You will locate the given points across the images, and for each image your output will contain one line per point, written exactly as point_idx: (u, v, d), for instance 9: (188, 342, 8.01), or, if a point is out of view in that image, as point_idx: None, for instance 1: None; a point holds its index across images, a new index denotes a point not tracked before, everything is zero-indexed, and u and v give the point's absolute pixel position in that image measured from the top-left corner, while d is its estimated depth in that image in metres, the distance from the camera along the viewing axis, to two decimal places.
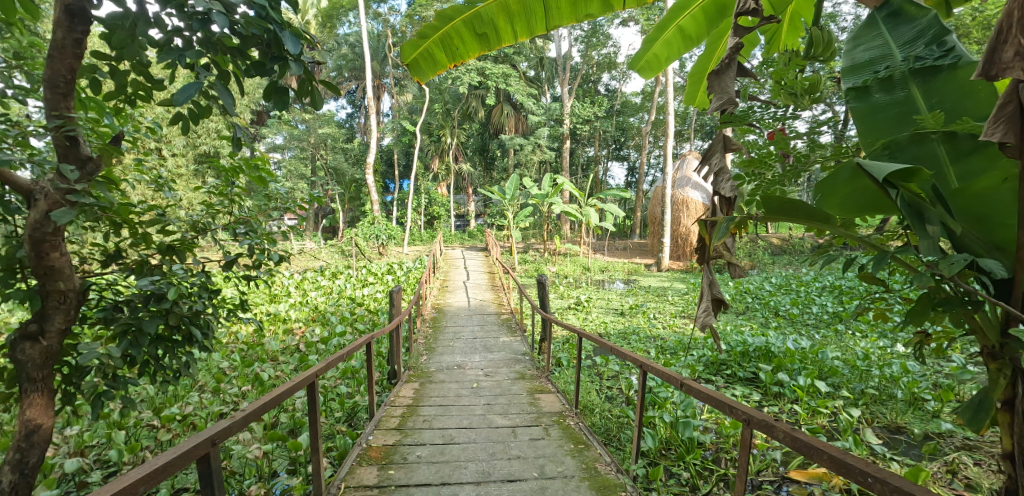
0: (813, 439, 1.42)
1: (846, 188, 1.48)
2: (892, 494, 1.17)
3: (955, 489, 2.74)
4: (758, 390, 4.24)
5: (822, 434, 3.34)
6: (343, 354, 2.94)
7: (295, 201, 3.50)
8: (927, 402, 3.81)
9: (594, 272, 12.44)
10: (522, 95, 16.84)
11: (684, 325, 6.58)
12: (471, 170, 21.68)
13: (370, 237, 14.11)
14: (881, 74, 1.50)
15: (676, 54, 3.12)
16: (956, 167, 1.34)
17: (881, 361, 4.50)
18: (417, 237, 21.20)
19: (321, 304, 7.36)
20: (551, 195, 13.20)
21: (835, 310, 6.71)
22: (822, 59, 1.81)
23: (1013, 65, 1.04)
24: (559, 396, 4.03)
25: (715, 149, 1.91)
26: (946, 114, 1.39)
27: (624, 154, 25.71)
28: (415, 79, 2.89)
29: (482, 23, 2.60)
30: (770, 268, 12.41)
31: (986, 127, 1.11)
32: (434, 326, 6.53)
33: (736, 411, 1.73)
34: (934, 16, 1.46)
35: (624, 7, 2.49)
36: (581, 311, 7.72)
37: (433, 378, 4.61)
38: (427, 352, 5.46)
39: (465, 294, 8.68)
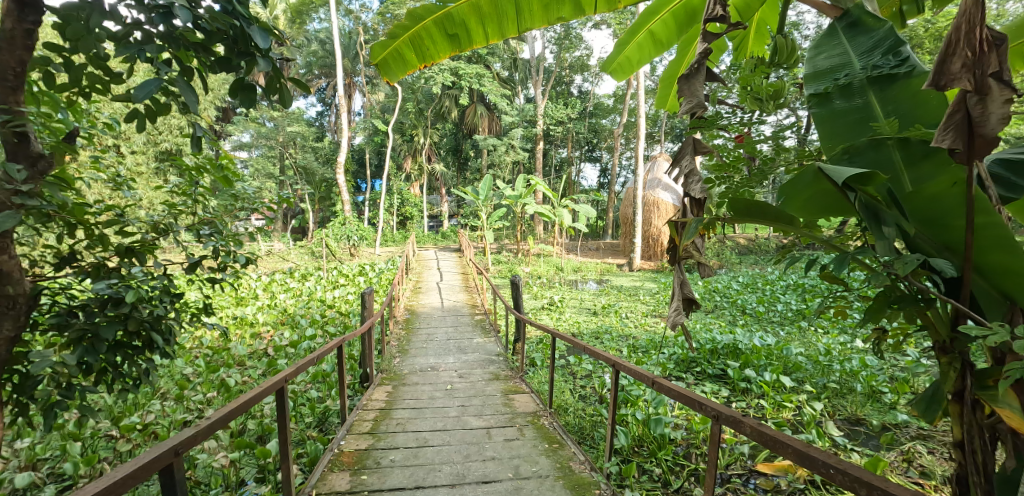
0: (777, 433, 1.46)
1: (809, 191, 1.54)
2: (851, 484, 1.22)
3: (910, 477, 2.88)
4: (726, 386, 4.36)
5: (787, 428, 3.46)
6: (314, 358, 2.88)
7: (262, 201, 3.41)
8: (884, 395, 3.99)
9: (567, 272, 12.55)
10: (495, 96, 16.85)
11: (655, 324, 6.71)
12: (444, 170, 21.57)
13: (341, 238, 13.87)
14: (841, 81, 1.56)
15: (647, 58, 3.18)
16: (909, 172, 1.41)
17: (841, 357, 4.69)
18: (390, 237, 20.95)
19: (291, 307, 7.19)
20: (524, 195, 13.25)
21: (798, 307, 6.95)
22: (785, 66, 1.88)
23: (961, 76, 1.11)
24: (533, 396, 4.04)
25: (686, 152, 1.88)
26: (901, 121, 1.45)
27: (596, 156, 26.03)
28: (384, 78, 2.89)
29: (453, 24, 2.59)
30: (737, 267, 12.78)
31: (936, 134, 1.17)
32: (407, 328, 6.46)
33: (705, 408, 1.77)
34: (890, 28, 1.53)
35: (595, 11, 2.51)
36: (554, 311, 7.77)
37: (406, 381, 4.56)
38: (400, 354, 5.40)
39: (439, 295, 8.62)
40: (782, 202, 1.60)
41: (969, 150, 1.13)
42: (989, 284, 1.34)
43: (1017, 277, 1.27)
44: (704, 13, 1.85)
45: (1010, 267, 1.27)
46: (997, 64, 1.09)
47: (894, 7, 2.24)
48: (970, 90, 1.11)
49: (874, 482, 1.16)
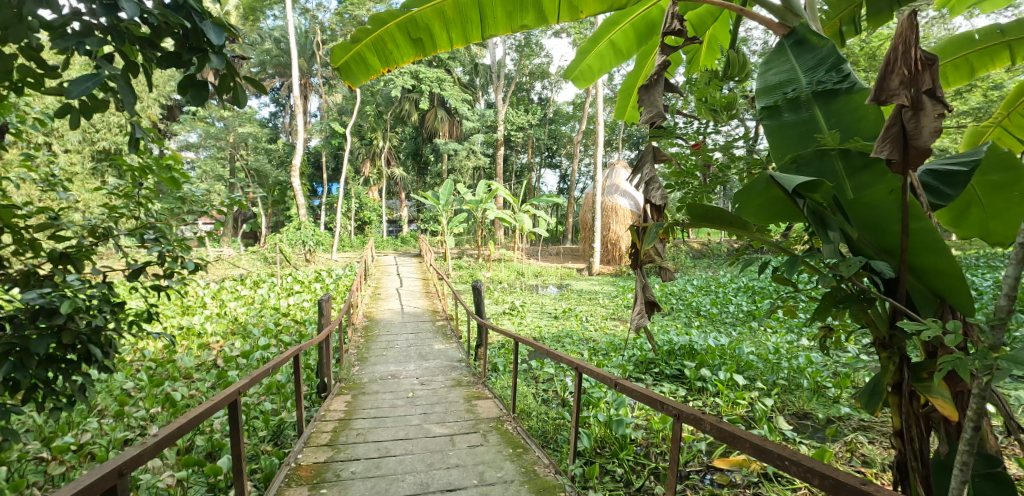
0: (735, 429, 1.52)
1: (762, 198, 1.62)
2: (805, 474, 1.28)
3: (854, 466, 3.07)
4: (683, 385, 4.50)
5: (741, 423, 3.62)
6: (269, 369, 2.77)
7: (212, 204, 3.24)
8: (828, 389, 4.23)
9: (528, 277, 12.62)
10: (456, 101, 16.81)
11: (615, 327, 6.85)
12: (403, 175, 21.28)
13: (296, 243, 13.40)
14: (789, 94, 1.66)
15: (607, 67, 3.26)
16: (851, 180, 1.51)
17: (789, 354, 4.94)
18: (348, 242, 20.43)
19: (242, 316, 6.87)
20: (485, 200, 13.24)
21: (749, 308, 7.28)
22: (737, 78, 1.97)
23: (898, 92, 1.20)
24: (496, 402, 4.03)
25: (646, 160, 1.92)
26: (842, 133, 1.56)
27: (556, 162, 26.35)
28: (345, 83, 2.84)
29: (416, 29, 2.57)
30: (691, 271, 13.24)
31: (875, 146, 1.26)
32: (367, 335, 6.31)
33: (666, 407, 1.82)
34: (833, 46, 1.63)
35: (557, 20, 2.53)
36: (516, 315, 7.79)
37: (366, 390, 4.45)
38: (359, 362, 5.26)
39: (399, 301, 8.46)
40: (737, 208, 1.68)
41: (904, 160, 1.22)
42: (921, 284, 1.45)
43: (945, 277, 1.39)
44: (662, 27, 1.92)
45: (940, 268, 1.38)
46: (929, 82, 1.19)
47: (837, 27, 2.51)
48: (904, 106, 1.21)
49: (825, 470, 1.23)
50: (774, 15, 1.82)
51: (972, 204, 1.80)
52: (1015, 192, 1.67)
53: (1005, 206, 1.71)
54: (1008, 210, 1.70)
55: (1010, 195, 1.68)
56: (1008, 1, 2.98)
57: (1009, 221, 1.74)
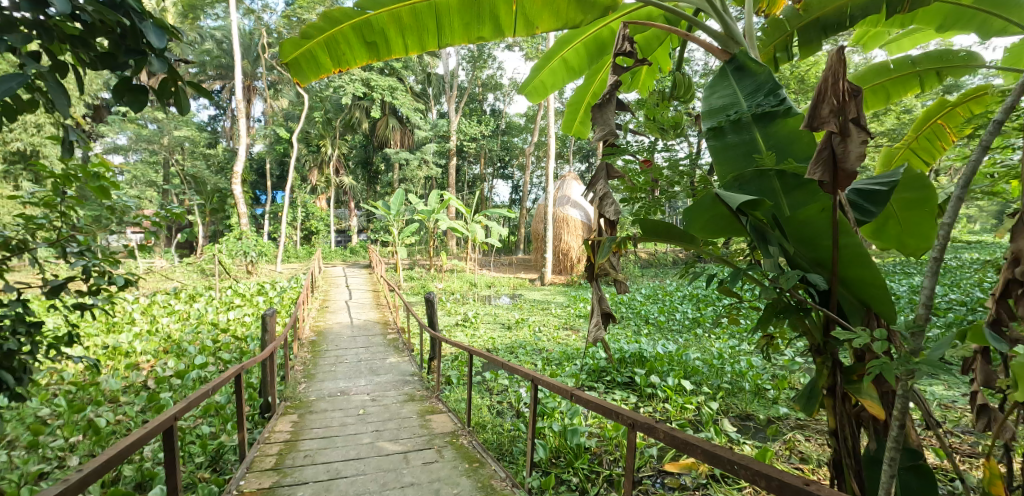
0: (687, 435, 1.57)
1: (708, 214, 1.71)
2: (752, 476, 1.33)
3: (793, 463, 3.25)
4: (634, 392, 4.61)
5: (689, 427, 3.76)
6: (208, 391, 2.62)
7: (144, 214, 3.03)
8: (768, 391, 4.47)
9: (481, 288, 12.56)
10: (409, 109, 16.62)
11: (567, 336, 6.93)
12: (353, 183, 20.74)
13: (237, 254, 12.72)
14: (732, 117, 1.76)
15: (558, 84, 3.32)
16: (787, 198, 1.62)
17: (731, 359, 5.18)
18: (293, 253, 19.60)
19: (176, 333, 6.42)
20: (437, 210, 13.12)
21: (693, 316, 7.59)
22: (682, 100, 2.05)
23: (828, 120, 1.30)
24: (451, 416, 3.97)
25: (599, 177, 2.01)
26: (779, 154, 1.67)
27: (508, 173, 26.55)
28: (294, 80, 2.77)
29: (371, 32, 2.54)
30: (640, 280, 13.65)
31: (809, 167, 1.36)
32: (314, 350, 6.06)
33: (620, 416, 1.86)
34: (770, 74, 1.74)
35: (513, 34, 2.55)
36: (469, 327, 7.72)
37: (313, 408, 4.27)
38: (305, 379, 5.03)
39: (348, 314, 8.20)
40: (685, 223, 1.76)
41: (833, 181, 1.33)
42: (851, 294, 1.58)
43: (870, 288, 1.51)
44: (614, 47, 1.99)
45: (866, 280, 1.50)
46: (855, 111, 1.30)
47: (772, 53, 2.70)
48: (833, 132, 1.32)
49: (771, 472, 1.29)
50: (715, 41, 1.92)
51: (891, 219, 1.96)
52: (927, 208, 1.84)
53: (919, 221, 1.89)
54: (922, 225, 1.88)
55: (923, 211, 1.86)
56: (909, 44, 3.39)
57: (923, 234, 1.92)
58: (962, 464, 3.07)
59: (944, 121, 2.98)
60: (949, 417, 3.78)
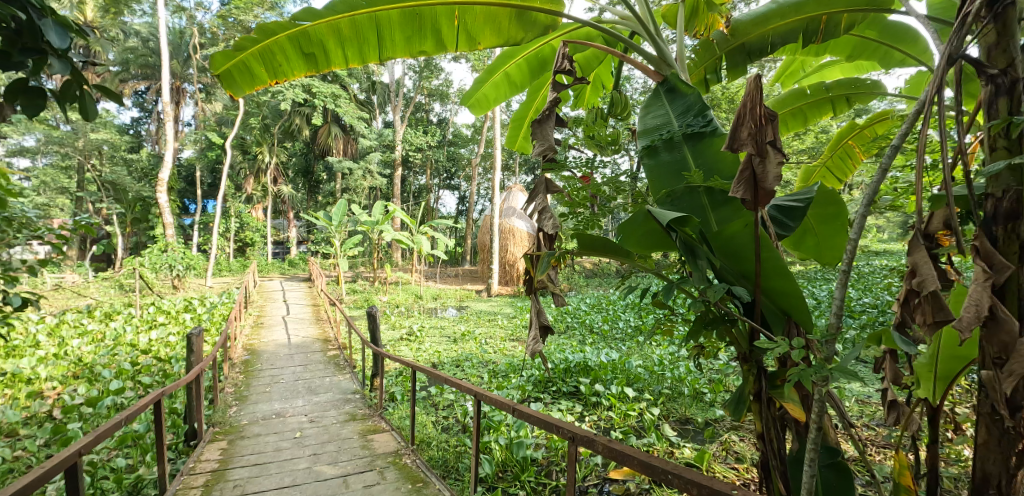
0: (624, 447, 1.60)
1: (641, 229, 1.78)
2: (685, 485, 1.37)
3: (729, 463, 3.41)
4: (579, 402, 4.67)
5: (632, 433, 3.85)
6: (121, 421, 2.36)
7: (49, 227, 2.74)
8: (705, 394, 4.66)
9: (426, 300, 12.34)
10: (352, 117, 16.15)
11: (513, 348, 6.95)
12: (291, 192, 19.91)
13: (161, 267, 11.84)
14: (665, 136, 1.84)
15: (502, 98, 3.35)
16: (715, 214, 1.70)
17: (671, 365, 5.37)
18: (225, 266, 18.46)
19: (88, 356, 5.86)
20: (381, 222, 12.80)
21: (635, 324, 7.82)
22: (620, 117, 2.14)
23: (747, 142, 1.39)
24: (394, 434, 3.85)
25: (539, 190, 2.02)
26: (707, 172, 1.76)
27: (454, 184, 26.44)
28: (227, 91, 2.65)
29: (309, 43, 2.46)
30: (584, 290, 13.93)
31: (732, 186, 1.43)
32: (246, 371, 5.71)
33: (562, 429, 1.87)
34: (698, 95, 1.82)
35: (456, 49, 2.54)
36: (414, 341, 7.55)
37: (245, 433, 4.02)
38: (237, 402, 4.72)
39: (285, 330, 7.82)
40: (621, 238, 1.83)
41: (754, 199, 1.40)
42: (773, 303, 1.68)
43: (790, 298, 1.61)
44: (554, 65, 2.03)
45: (786, 290, 1.60)
46: (771, 135, 1.39)
47: (703, 75, 2.87)
48: (754, 154, 1.40)
49: (702, 480, 1.34)
50: (650, 63, 2.01)
51: (809, 232, 2.11)
52: (840, 223, 1.99)
53: (834, 234, 2.03)
54: (835, 237, 2.04)
55: (836, 225, 2.00)
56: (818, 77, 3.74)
57: (837, 245, 2.07)
58: (876, 455, 3.34)
59: (853, 140, 3.25)
60: (864, 412, 4.09)
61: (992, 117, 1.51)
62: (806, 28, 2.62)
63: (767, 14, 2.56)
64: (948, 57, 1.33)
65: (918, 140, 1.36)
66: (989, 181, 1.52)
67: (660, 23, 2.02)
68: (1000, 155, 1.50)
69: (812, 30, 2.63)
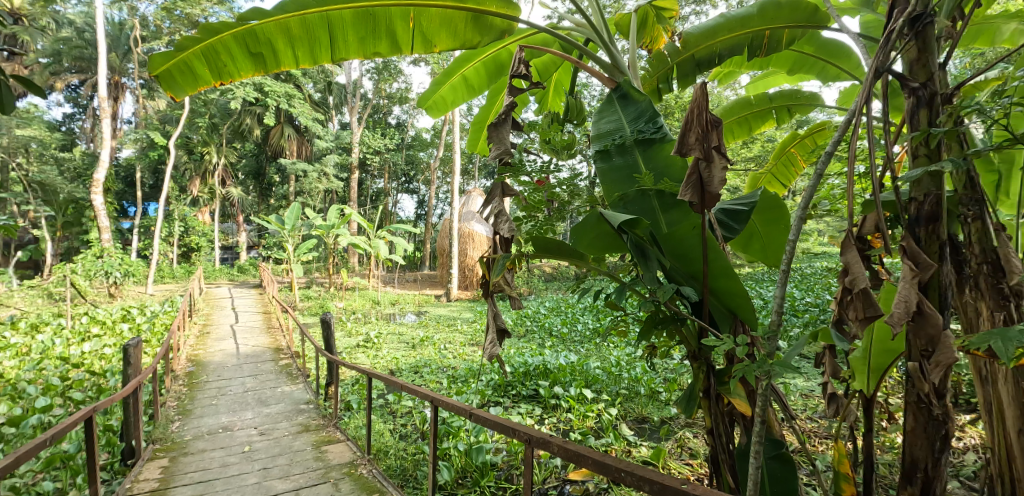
0: (579, 447, 1.62)
1: (593, 231, 1.82)
2: (637, 482, 1.40)
3: (684, 459, 3.51)
4: (539, 404, 4.69)
5: (591, 434, 3.91)
6: (45, 441, 2.16)
7: None
8: (660, 393, 4.78)
9: (384, 306, 12.09)
10: (307, 119, 15.68)
11: (473, 353, 6.91)
12: (241, 195, 19.09)
13: (96, 274, 11.06)
14: (617, 140, 1.88)
15: (460, 100, 3.33)
16: (665, 216, 1.75)
17: (628, 366, 5.49)
18: (168, 272, 17.42)
19: (10, 371, 5.38)
20: (337, 225, 12.49)
21: (593, 326, 7.94)
22: (575, 122, 2.18)
23: (694, 147, 1.44)
24: (350, 444, 3.74)
25: (495, 193, 2.02)
26: (657, 176, 1.81)
27: (413, 188, 26.14)
28: (167, 92, 2.51)
29: (255, 42, 2.37)
30: (544, 293, 14.03)
31: (681, 189, 1.48)
32: (191, 383, 5.42)
33: (518, 433, 1.87)
34: (649, 102, 1.88)
35: (412, 51, 2.51)
36: (371, 348, 7.38)
37: (188, 449, 3.80)
38: (179, 417, 4.46)
39: (234, 340, 7.46)
40: (574, 240, 1.86)
41: (702, 202, 1.45)
42: (720, 303, 1.74)
43: (736, 298, 1.67)
44: (510, 69, 2.04)
45: (731, 290, 1.67)
46: (716, 140, 1.45)
47: (654, 85, 2.92)
48: (700, 159, 1.44)
49: (654, 477, 1.37)
50: (603, 71, 2.05)
51: (754, 234, 2.21)
52: (782, 224, 2.09)
53: (776, 236, 2.14)
54: (777, 238, 2.14)
55: (778, 227, 2.11)
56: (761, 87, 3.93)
57: (779, 247, 2.18)
58: (817, 445, 3.52)
59: (795, 149, 3.43)
60: (807, 405, 4.30)
61: (914, 127, 1.63)
62: (750, 42, 2.75)
63: (716, 27, 2.67)
64: (875, 70, 1.42)
65: (849, 147, 1.45)
66: (911, 185, 1.64)
67: (614, 32, 2.07)
68: (920, 162, 1.63)
69: (757, 45, 2.76)
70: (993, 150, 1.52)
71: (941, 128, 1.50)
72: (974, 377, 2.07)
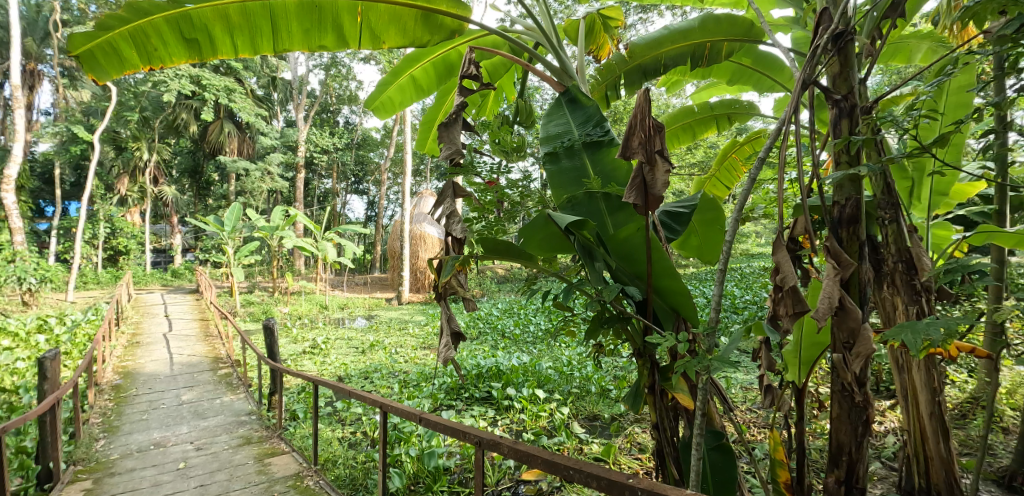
0: (529, 447, 1.63)
1: (541, 232, 1.85)
2: (585, 478, 1.42)
3: (633, 454, 3.61)
4: (492, 406, 4.69)
5: (544, 434, 3.95)
6: None
7: None
8: (610, 391, 4.87)
9: (332, 310, 11.70)
10: (249, 116, 14.65)
11: (425, 356, 6.82)
12: (176, 194, 17.96)
13: (7, 280, 10.09)
14: (565, 143, 1.91)
15: (409, 101, 3.29)
16: (612, 218, 1.80)
17: (580, 365, 5.59)
18: (92, 277, 16.02)
19: None
20: (281, 227, 11.94)
21: (545, 327, 8.03)
22: (525, 125, 2.20)
23: (637, 150, 1.49)
24: (294, 456, 3.60)
25: (446, 194, 2.00)
26: (604, 179, 1.85)
27: (362, 189, 25.54)
28: (88, 75, 2.31)
29: (190, 27, 2.24)
30: (496, 295, 14.05)
31: (626, 193, 1.52)
32: (118, 397, 5.03)
33: (468, 435, 1.87)
34: (596, 106, 1.92)
35: (360, 46, 2.44)
36: (317, 354, 7.13)
37: (115, 469, 3.53)
38: (104, 435, 4.14)
39: (166, 349, 6.98)
40: (523, 241, 1.88)
41: (645, 204, 1.49)
42: (664, 302, 1.80)
43: (678, 297, 1.74)
44: (460, 70, 2.03)
45: (674, 289, 1.73)
46: (659, 145, 1.50)
47: (603, 92, 3.01)
48: (644, 163, 1.49)
49: (601, 472, 1.40)
50: (552, 75, 2.09)
51: (692, 235, 2.31)
52: (719, 225, 2.19)
53: (714, 237, 2.24)
54: (714, 239, 2.24)
55: (715, 228, 2.21)
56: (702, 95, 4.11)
57: (716, 246, 2.29)
58: (754, 435, 3.72)
59: (736, 154, 3.59)
60: (746, 397, 4.53)
61: (837, 136, 1.75)
62: (693, 53, 2.86)
63: (659, 38, 2.77)
64: (803, 82, 1.51)
65: (778, 153, 1.53)
66: (834, 189, 1.76)
67: (562, 38, 2.10)
68: (842, 168, 1.75)
69: (699, 56, 2.87)
70: (905, 158, 1.66)
71: (859, 137, 1.62)
72: (892, 366, 2.24)
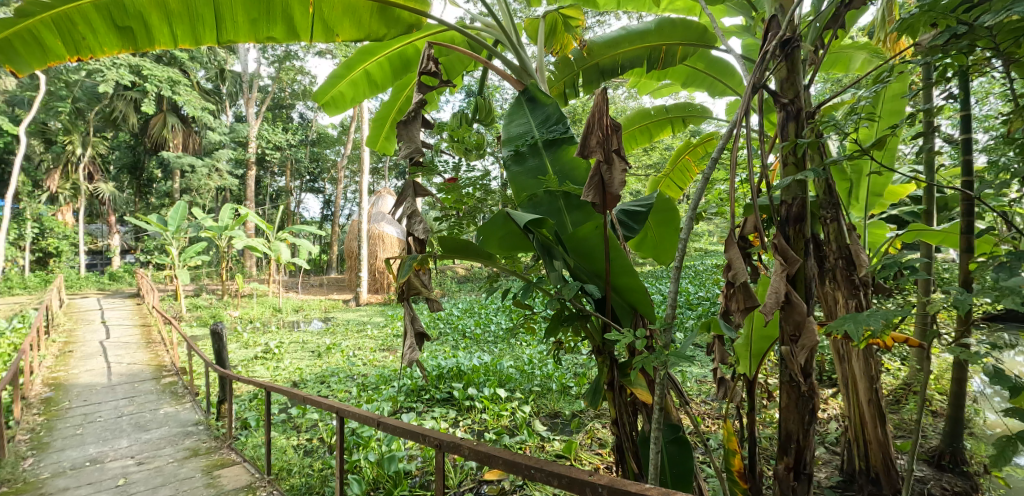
0: (489, 448, 1.62)
1: (501, 231, 1.84)
2: (545, 476, 1.43)
3: (593, 450, 3.66)
4: (453, 407, 4.65)
5: (506, 433, 3.94)
6: None
7: None
8: (571, 388, 4.92)
9: (287, 313, 11.30)
10: (193, 109, 13.83)
11: (384, 358, 6.69)
12: (113, 192, 16.85)
13: None
14: (528, 142, 1.91)
15: (362, 96, 3.20)
16: (570, 216, 1.82)
17: (541, 363, 5.62)
18: (17, 282, 14.79)
19: None
20: (231, 227, 11.39)
21: (506, 326, 8.03)
22: (484, 122, 2.17)
23: (596, 149, 1.50)
24: (246, 466, 3.45)
25: (406, 193, 1.95)
26: (562, 178, 1.86)
27: (317, 187, 24.76)
28: (7, 68, 2.11)
29: (123, 14, 2.10)
30: (457, 294, 13.94)
31: (585, 191, 1.53)
32: (49, 411, 4.67)
33: (428, 438, 1.83)
34: (555, 106, 1.92)
35: (311, 39, 2.35)
36: (270, 359, 6.86)
37: (45, 490, 3.28)
38: (33, 453, 3.83)
39: (104, 358, 6.52)
40: (483, 240, 1.87)
41: (603, 202, 1.51)
42: (621, 299, 1.83)
43: (635, 293, 1.77)
44: (419, 66, 1.98)
45: (631, 286, 1.76)
46: (616, 144, 1.52)
47: (562, 89, 3.03)
48: (602, 163, 1.50)
49: (562, 470, 1.40)
50: (512, 73, 2.07)
51: (648, 234, 2.36)
52: (673, 224, 2.25)
53: (668, 235, 2.30)
54: (668, 237, 2.30)
55: (670, 227, 2.27)
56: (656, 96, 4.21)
57: (671, 245, 2.35)
58: (708, 426, 3.84)
59: (689, 155, 3.71)
60: (700, 390, 4.68)
61: (784, 137, 1.83)
62: (649, 55, 2.92)
63: (617, 39, 2.83)
64: (753, 85, 1.56)
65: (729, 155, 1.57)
66: (782, 190, 1.84)
67: (522, 36, 2.10)
68: (789, 169, 1.83)
69: (655, 59, 2.93)
70: (846, 160, 1.75)
71: (805, 139, 1.69)
72: (834, 356, 2.35)
